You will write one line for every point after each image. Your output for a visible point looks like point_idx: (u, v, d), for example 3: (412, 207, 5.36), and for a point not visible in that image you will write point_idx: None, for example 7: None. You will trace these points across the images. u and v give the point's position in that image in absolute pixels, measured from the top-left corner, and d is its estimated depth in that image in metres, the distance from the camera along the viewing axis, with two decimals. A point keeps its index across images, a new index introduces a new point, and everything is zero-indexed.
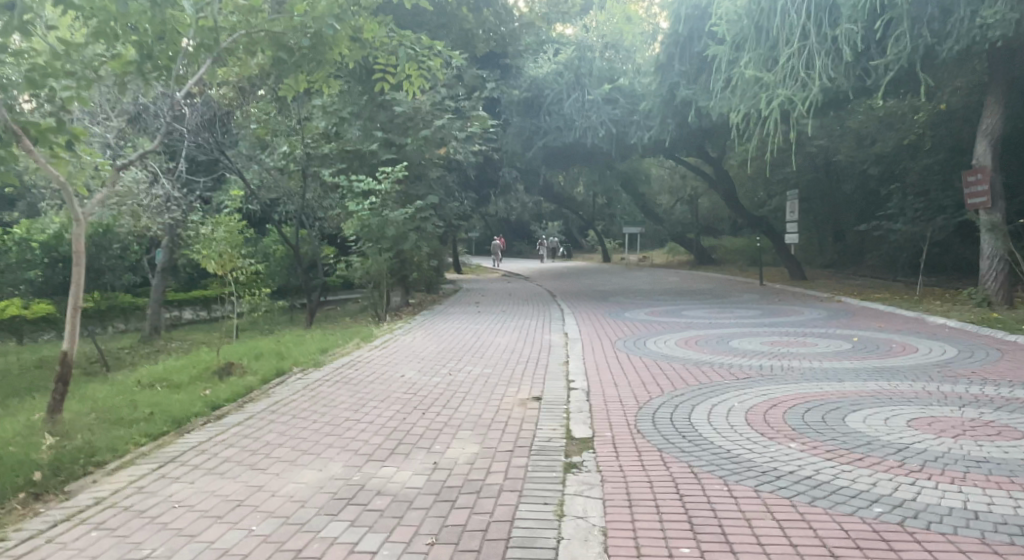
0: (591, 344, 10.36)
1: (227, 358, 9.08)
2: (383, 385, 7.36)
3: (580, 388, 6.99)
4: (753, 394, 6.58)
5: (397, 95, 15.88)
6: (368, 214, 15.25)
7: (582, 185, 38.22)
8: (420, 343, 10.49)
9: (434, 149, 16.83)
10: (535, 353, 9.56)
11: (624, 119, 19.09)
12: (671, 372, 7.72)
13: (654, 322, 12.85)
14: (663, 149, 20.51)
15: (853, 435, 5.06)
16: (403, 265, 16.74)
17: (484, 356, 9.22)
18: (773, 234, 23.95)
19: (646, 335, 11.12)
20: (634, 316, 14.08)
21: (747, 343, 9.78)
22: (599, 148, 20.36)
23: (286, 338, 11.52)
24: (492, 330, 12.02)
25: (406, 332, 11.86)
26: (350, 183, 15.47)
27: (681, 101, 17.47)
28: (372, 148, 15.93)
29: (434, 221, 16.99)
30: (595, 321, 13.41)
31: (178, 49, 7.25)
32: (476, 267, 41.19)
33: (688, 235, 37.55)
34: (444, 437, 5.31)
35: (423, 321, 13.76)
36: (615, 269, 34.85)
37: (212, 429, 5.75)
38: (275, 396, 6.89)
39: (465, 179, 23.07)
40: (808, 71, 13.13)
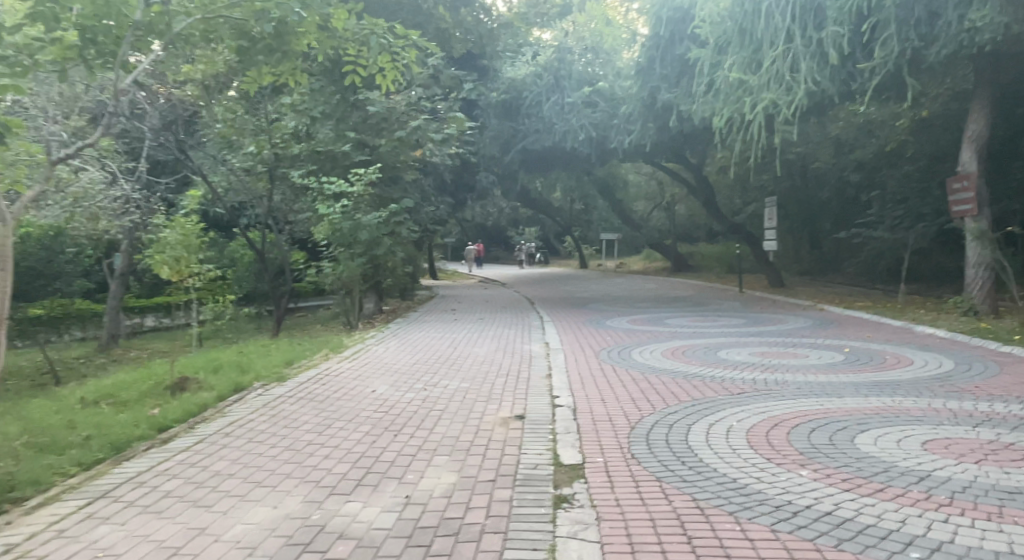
0: (574, 355, 9.85)
1: (182, 371, 8.38)
2: (351, 403, 6.75)
3: (566, 405, 6.48)
4: (750, 411, 6.13)
5: (371, 95, 15.34)
6: (340, 218, 14.61)
7: (560, 190, 37.87)
8: (392, 355, 9.87)
9: (409, 150, 16.28)
10: (515, 365, 9.02)
11: (604, 122, 18.74)
12: (661, 387, 7.24)
13: (638, 330, 12.42)
14: (644, 154, 20.19)
15: (867, 460, 4.61)
16: (376, 271, 16.10)
17: (461, 369, 8.65)
18: (752, 241, 23.80)
19: (630, 346, 10.65)
20: (616, 325, 13.62)
21: (736, 354, 9.37)
22: (579, 152, 19.98)
23: (249, 349, 10.81)
24: (470, 340, 11.44)
25: (379, 342, 11.23)
26: (318, 186, 14.73)
27: (661, 105, 17.06)
28: (345, 149, 15.32)
29: (409, 225, 16.41)
30: (576, 330, 12.93)
31: (125, 34, 6.62)
32: (452, 273, 40.59)
33: (665, 242, 37.42)
34: (417, 466, 4.74)
35: (397, 330, 13.15)
36: (592, 276, 34.58)
37: (155, 456, 5.11)
38: (231, 416, 6.25)
39: (440, 182, 22.50)
40: (793, 74, 12.84)
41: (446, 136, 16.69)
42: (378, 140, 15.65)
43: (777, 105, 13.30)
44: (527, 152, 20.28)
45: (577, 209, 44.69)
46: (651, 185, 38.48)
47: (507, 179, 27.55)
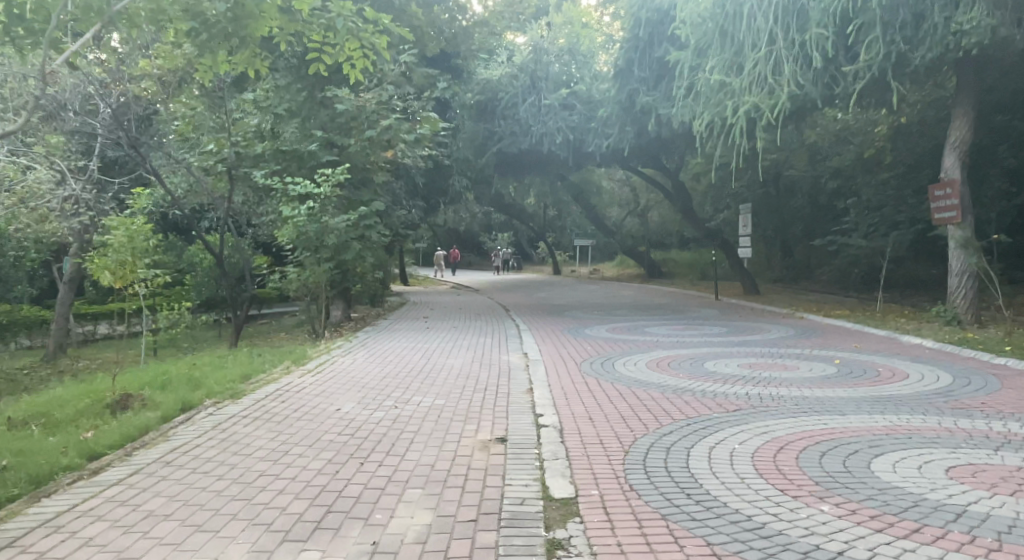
0: (554, 367, 9.29)
1: (126, 387, 7.58)
2: (313, 424, 6.07)
3: (551, 425, 5.91)
4: (752, 432, 5.64)
5: (340, 92, 14.68)
6: (306, 221, 13.87)
7: (533, 195, 37.42)
8: (360, 367, 9.18)
9: (379, 151, 15.60)
10: (492, 378, 8.42)
11: (581, 125, 18.31)
12: (651, 404, 6.71)
13: (618, 340, 11.93)
14: (621, 159, 19.84)
15: (892, 491, 4.14)
16: (344, 276, 15.39)
17: (435, 383, 8.01)
18: (727, 248, 23.63)
19: (613, 356, 10.14)
20: (596, 334, 13.11)
21: (724, 366, 8.91)
22: (556, 156, 19.54)
23: (205, 361, 10.03)
24: (443, 351, 10.79)
25: (346, 353, 10.51)
26: (283, 187, 13.99)
27: (640, 109, 16.62)
28: (312, 148, 14.60)
29: (379, 229, 15.73)
30: (554, 339, 12.39)
31: (57, 9, 5.90)
32: (423, 279, 39.82)
33: (639, 248, 37.26)
34: (386, 503, 4.12)
35: (366, 339, 12.45)
36: (565, 283, 34.15)
37: (81, 490, 4.37)
38: (175, 442, 5.52)
39: (411, 185, 21.83)
40: (776, 77, 12.53)
41: (418, 137, 16.09)
42: (347, 139, 14.96)
43: (759, 109, 13.00)
44: (502, 154, 19.77)
45: (550, 215, 44.30)
46: (624, 191, 38.29)
47: (480, 183, 26.99)
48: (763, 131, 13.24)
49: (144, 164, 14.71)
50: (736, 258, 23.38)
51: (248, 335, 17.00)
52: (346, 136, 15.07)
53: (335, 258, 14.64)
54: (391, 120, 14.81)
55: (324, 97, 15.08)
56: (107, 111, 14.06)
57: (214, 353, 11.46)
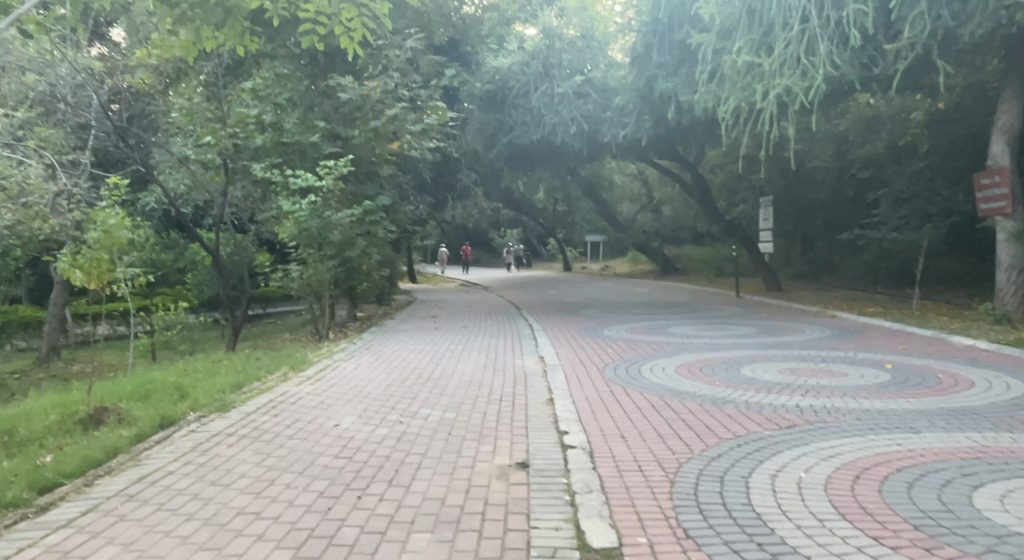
0: (575, 373, 8.51)
1: (102, 399, 6.84)
2: (306, 444, 5.29)
3: (580, 447, 5.12)
4: (816, 456, 4.83)
5: (342, 80, 13.89)
6: (308, 216, 13.12)
7: (543, 190, 36.58)
8: (365, 373, 8.40)
9: (385, 143, 14.83)
10: (507, 386, 7.61)
11: (596, 115, 17.35)
12: (692, 419, 5.91)
13: (640, 342, 11.11)
14: (637, 150, 18.99)
15: (1011, 537, 3.33)
16: (349, 275, 14.58)
17: (446, 392, 7.22)
18: (748, 243, 22.73)
19: (638, 360, 9.32)
20: (616, 334, 12.30)
21: (762, 373, 8.10)
22: (570, 147, 18.69)
23: (198, 366, 9.31)
24: (455, 354, 10.00)
25: (350, 357, 9.75)
26: (282, 180, 13.24)
27: (659, 96, 15.74)
28: (314, 140, 13.87)
29: (385, 224, 14.99)
30: (572, 341, 11.60)
31: None
32: (432, 276, 39.09)
33: (653, 243, 36.35)
34: (386, 554, 3.31)
35: (371, 341, 11.69)
36: (577, 280, 33.30)
37: (20, 536, 3.60)
38: (145, 468, 4.75)
39: (419, 179, 21.13)
40: (809, 58, 11.67)
41: (426, 127, 15.32)
42: (350, 131, 14.17)
43: (789, 92, 12.14)
44: (513, 147, 18.97)
45: (561, 210, 43.45)
46: (637, 185, 37.38)
47: (490, 178, 26.20)
48: (794, 117, 12.39)
49: (136, 158, 14.00)
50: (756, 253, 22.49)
51: (250, 337, 16.32)
52: (349, 127, 14.28)
53: (339, 255, 13.89)
54: (398, 110, 14.01)
55: (326, 86, 14.33)
56: (97, 104, 13.35)
57: (210, 356, 10.74)
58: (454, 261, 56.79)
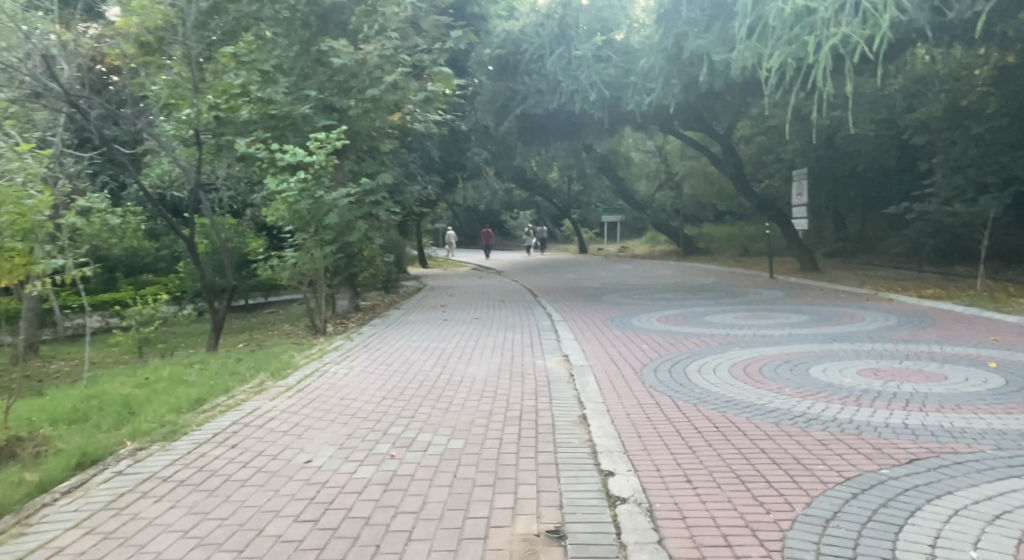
0: (608, 377, 7.08)
1: (29, 423, 5.50)
2: (260, 498, 3.89)
3: (633, 500, 3.70)
4: (977, 514, 3.36)
5: (335, 44, 12.41)
6: (297, 198, 11.69)
7: (558, 169, 34.98)
8: (358, 382, 6.98)
9: (386, 115, 13.41)
10: (528, 398, 6.20)
11: (618, 80, 15.68)
12: (775, 451, 4.49)
13: (678, 334, 9.65)
14: (662, 119, 17.41)
15: None
16: (349, 262, 13.63)
17: (452, 409, 5.80)
18: (781, 219, 21.08)
19: (680, 359, 7.91)
20: (647, 325, 10.86)
21: (838, 375, 6.65)
22: (590, 117, 17.06)
23: (167, 372, 7.98)
24: (467, 353, 8.61)
25: (343, 359, 8.36)
26: (267, 157, 11.79)
27: (689, 56, 14.09)
28: (306, 111, 12.44)
29: (389, 205, 13.69)
30: (599, 334, 10.18)
31: None
32: (443, 261, 37.71)
33: (673, 222, 34.67)
34: None
35: (371, 337, 10.30)
36: (594, 262, 31.88)
37: None
38: (26, 544, 3.31)
39: (425, 157, 19.69)
40: (872, 1, 10.04)
41: (432, 96, 13.85)
42: (346, 101, 12.75)
43: (845, 44, 10.55)
44: (527, 118, 17.45)
45: (575, 189, 41.85)
46: (655, 161, 35.67)
47: (502, 154, 24.71)
48: (849, 73, 10.81)
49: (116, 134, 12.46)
50: (790, 231, 20.83)
51: (245, 333, 14.97)
52: (345, 97, 12.85)
53: (337, 240, 12.75)
54: (398, 75, 12.56)
55: (319, 51, 12.91)
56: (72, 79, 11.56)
57: (188, 357, 9.35)
58: (467, 245, 55.40)
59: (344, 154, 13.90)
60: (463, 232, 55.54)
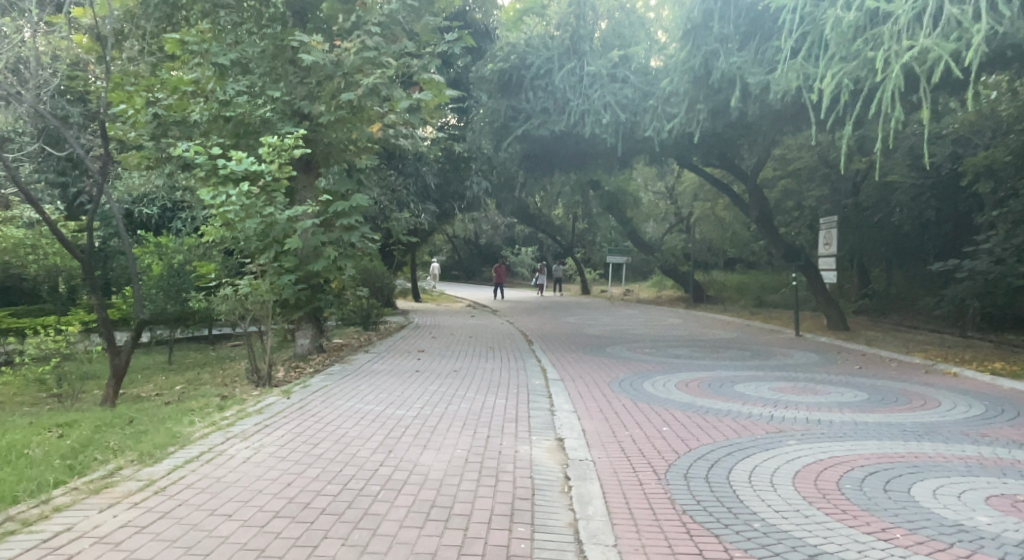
0: (619, 489, 4.85)
1: None
2: None
3: None
4: None
5: (309, 39, 10.60)
6: (241, 214, 9.46)
7: (563, 205, 33.21)
8: (252, 481, 4.69)
9: (365, 125, 11.53)
10: (500, 529, 3.96)
11: (636, 104, 13.85)
12: None
13: (708, 413, 7.43)
14: (682, 151, 15.59)
15: None
16: (313, 293, 12.16)
17: (371, 552, 3.55)
18: (807, 270, 19.03)
19: (721, 458, 5.69)
20: (667, 394, 8.64)
21: (969, 508, 4.43)
22: (601, 143, 15.15)
23: (9, 439, 5.85)
24: (427, 430, 6.34)
25: (257, 430, 6.14)
26: (206, 163, 9.61)
27: (719, 78, 12.28)
28: (267, 114, 10.52)
29: (363, 231, 11.62)
30: (605, 404, 7.97)
31: None
32: (437, 295, 35.54)
33: (682, 268, 32.60)
34: None
35: (314, 395, 8.06)
36: (597, 305, 29.70)
37: None
38: None
39: (418, 182, 17.88)
40: (961, 6, 8.15)
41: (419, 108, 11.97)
42: (317, 106, 10.87)
43: (920, 60, 8.68)
44: (529, 143, 15.58)
45: (580, 227, 40.00)
46: (665, 203, 33.90)
47: (503, 185, 22.86)
48: (924, 98, 8.89)
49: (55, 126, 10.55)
50: (818, 284, 18.71)
51: (187, 380, 12.63)
52: (315, 103, 10.95)
53: (299, 268, 11.23)
54: (378, 77, 10.43)
55: (292, 49, 11.09)
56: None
57: (66, 414, 7.19)
58: (466, 280, 53.41)
59: (313, 168, 12.10)
60: (463, 266, 53.61)
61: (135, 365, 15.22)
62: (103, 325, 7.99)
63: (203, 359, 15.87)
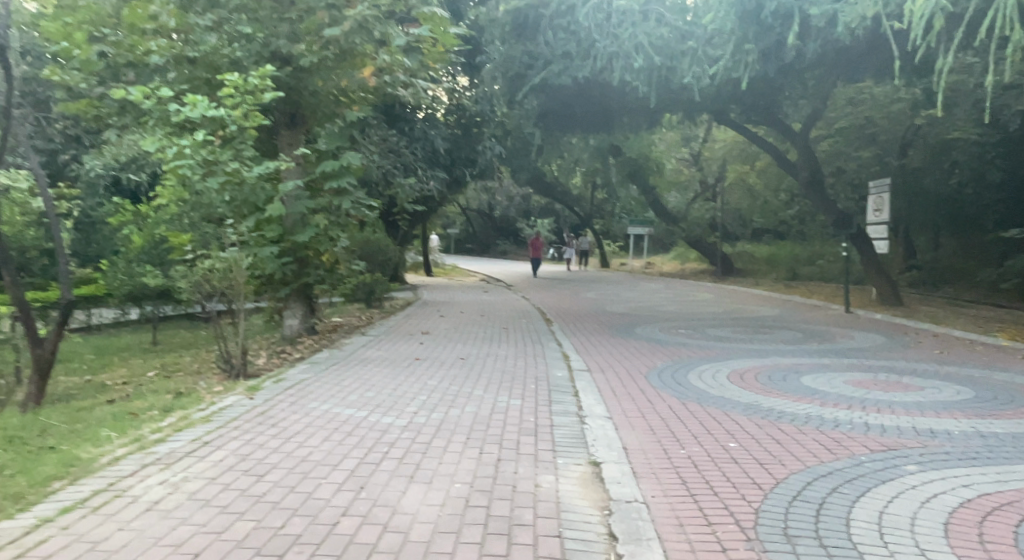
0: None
1: None
2: None
3: None
4: None
5: None
6: (201, 172, 7.83)
7: (581, 173, 31.40)
8: (142, 549, 3.10)
9: (356, 70, 9.87)
10: None
11: (671, 46, 12.04)
12: None
13: (781, 420, 5.77)
14: (721, 103, 13.78)
15: None
16: (301, 267, 10.58)
17: None
18: (856, 239, 17.13)
19: (826, 497, 4.01)
20: (722, 391, 7.00)
21: None
22: (630, 93, 13.34)
23: None
24: (417, 451, 4.72)
25: (190, 454, 4.55)
26: (157, 110, 7.98)
27: (775, 11, 10.44)
28: (238, 55, 8.89)
29: (355, 194, 9.99)
30: (646, 405, 6.35)
31: None
32: (450, 269, 34.09)
33: (709, 239, 30.73)
34: None
35: (284, 395, 6.49)
36: (619, 279, 27.97)
37: None
38: None
39: (425, 143, 16.17)
40: None
41: (420, 50, 10.30)
42: (298, 47, 9.21)
43: None
44: (548, 97, 13.84)
45: (599, 196, 38.13)
46: (690, 169, 31.90)
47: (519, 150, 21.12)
48: None
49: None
50: (869, 254, 16.87)
51: (162, 365, 11.13)
52: (296, 43, 9.30)
53: (283, 239, 9.66)
54: (368, 8, 8.75)
55: None
56: None
57: None
58: (481, 252, 51.90)
59: (299, 123, 10.51)
60: (478, 238, 52.00)
61: (115, 345, 13.82)
62: (20, 309, 6.57)
63: (191, 340, 14.45)
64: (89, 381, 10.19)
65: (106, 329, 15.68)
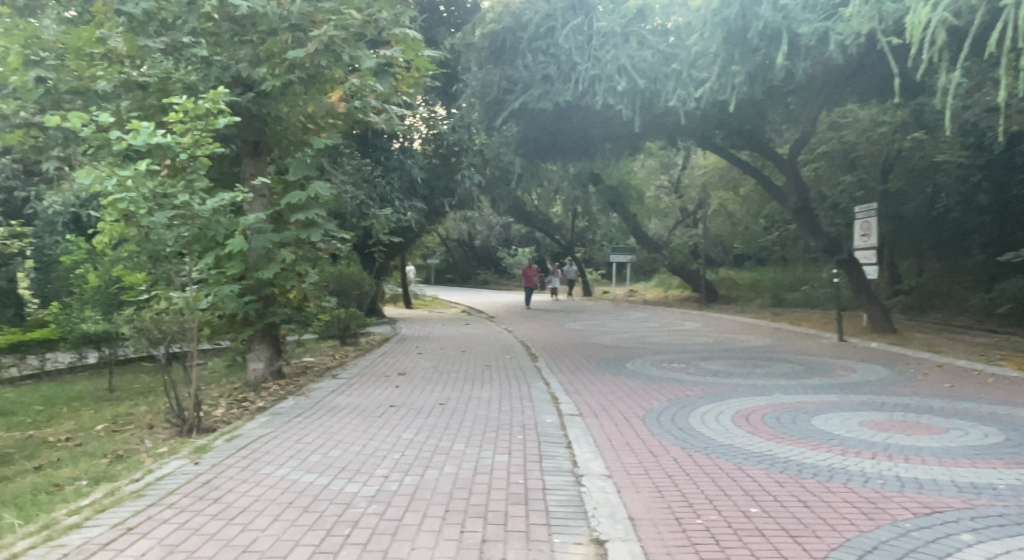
0: None
1: None
2: None
3: None
4: None
5: None
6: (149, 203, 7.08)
7: (561, 201, 30.97)
8: None
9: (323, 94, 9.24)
10: None
11: (654, 68, 11.61)
12: None
13: (802, 475, 5.08)
14: (707, 127, 13.36)
15: None
16: (266, 306, 9.78)
17: None
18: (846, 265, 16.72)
19: None
20: (728, 438, 6.31)
21: None
22: (612, 117, 12.87)
23: None
24: (387, 532, 3.94)
25: (106, 545, 3.72)
26: (100, 138, 7.25)
27: (762, 31, 10.04)
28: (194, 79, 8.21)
29: (323, 225, 9.26)
30: (647, 459, 5.63)
31: None
32: (429, 300, 33.26)
33: (692, 266, 30.35)
34: None
35: (236, 457, 5.65)
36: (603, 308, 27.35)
37: None
38: None
39: (400, 171, 15.51)
40: None
41: (391, 74, 9.70)
42: (260, 70, 8.56)
43: None
44: (527, 122, 13.34)
45: (579, 224, 37.73)
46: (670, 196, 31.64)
47: (498, 178, 20.58)
48: None
49: None
50: (859, 280, 16.44)
51: (114, 417, 10.15)
52: (258, 66, 8.64)
53: (244, 276, 8.87)
54: (335, 29, 8.14)
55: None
56: None
57: None
58: (460, 282, 51.07)
59: (262, 152, 9.82)
60: (457, 268, 51.22)
61: (67, 393, 12.78)
62: None
63: (150, 385, 13.44)
64: (29, 437, 9.20)
65: (61, 374, 14.62)
